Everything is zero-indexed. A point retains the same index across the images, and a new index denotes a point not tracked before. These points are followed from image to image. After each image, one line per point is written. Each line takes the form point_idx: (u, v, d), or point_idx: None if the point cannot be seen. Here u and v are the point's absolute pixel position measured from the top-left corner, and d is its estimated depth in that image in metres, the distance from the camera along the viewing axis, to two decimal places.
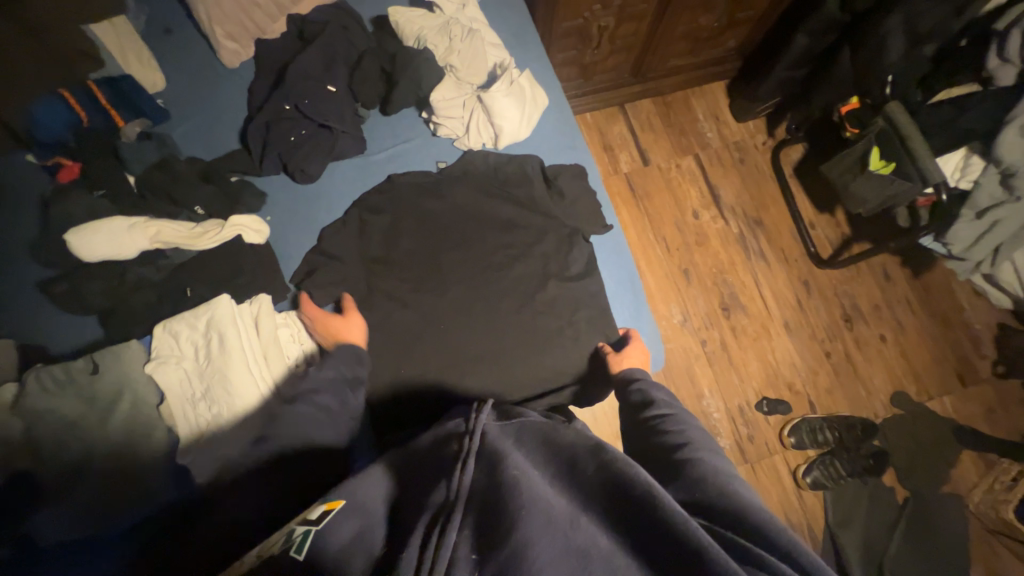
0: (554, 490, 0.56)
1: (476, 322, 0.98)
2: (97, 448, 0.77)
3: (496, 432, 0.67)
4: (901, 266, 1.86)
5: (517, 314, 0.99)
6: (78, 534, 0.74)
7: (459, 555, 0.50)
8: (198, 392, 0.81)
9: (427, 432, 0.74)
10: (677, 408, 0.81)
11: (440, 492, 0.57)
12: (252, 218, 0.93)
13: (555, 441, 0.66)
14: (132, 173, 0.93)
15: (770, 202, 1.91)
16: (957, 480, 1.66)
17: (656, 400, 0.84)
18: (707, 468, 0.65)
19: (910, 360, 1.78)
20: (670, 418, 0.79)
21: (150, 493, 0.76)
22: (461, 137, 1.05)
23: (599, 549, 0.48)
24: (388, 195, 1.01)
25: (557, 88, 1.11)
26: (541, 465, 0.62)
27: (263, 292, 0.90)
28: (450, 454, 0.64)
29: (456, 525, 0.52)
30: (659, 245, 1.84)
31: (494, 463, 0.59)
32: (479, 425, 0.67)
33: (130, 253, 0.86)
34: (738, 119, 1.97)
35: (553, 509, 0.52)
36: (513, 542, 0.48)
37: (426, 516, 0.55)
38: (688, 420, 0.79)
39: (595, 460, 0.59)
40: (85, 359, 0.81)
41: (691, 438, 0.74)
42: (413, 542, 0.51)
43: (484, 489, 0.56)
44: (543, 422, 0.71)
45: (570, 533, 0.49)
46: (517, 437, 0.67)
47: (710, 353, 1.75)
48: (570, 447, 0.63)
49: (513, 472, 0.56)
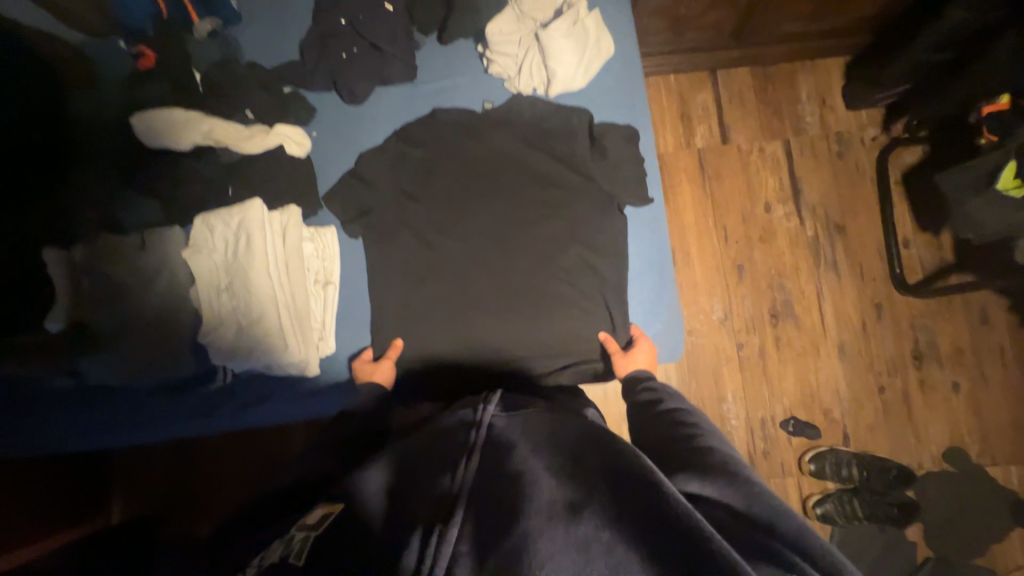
0: (556, 484, 0.60)
1: (490, 271, 0.98)
2: (136, 313, 0.91)
3: (503, 424, 0.75)
4: (1006, 311, 1.58)
5: (531, 272, 0.98)
6: (118, 378, 0.92)
7: (459, 551, 0.54)
8: (224, 283, 0.88)
9: (434, 421, 0.81)
10: (690, 403, 0.82)
11: (448, 485, 0.63)
12: (296, 130, 0.96)
13: (561, 436, 0.71)
14: (199, 71, 0.97)
15: (860, 208, 1.67)
16: (996, 556, 1.47)
17: (666, 395, 0.85)
18: (718, 459, 0.66)
19: (981, 417, 1.55)
20: (680, 414, 0.79)
21: (177, 361, 0.92)
22: (512, 78, 0.99)
23: (599, 543, 0.51)
24: (427, 128, 0.99)
25: (627, 37, 1.01)
26: (548, 453, 0.66)
27: (294, 203, 0.95)
28: (458, 446, 0.70)
29: (458, 520, 0.57)
30: (717, 234, 1.69)
31: (500, 458, 0.66)
32: (486, 417, 0.76)
33: (186, 145, 0.91)
34: (850, 106, 1.69)
35: (553, 506, 0.56)
36: (516, 537, 0.53)
37: (429, 511, 0.60)
38: (699, 414, 0.79)
39: (598, 453, 0.64)
40: (135, 235, 0.91)
41: (702, 430, 0.75)
42: (418, 532, 0.56)
43: (487, 486, 0.62)
44: (549, 415, 0.77)
45: (571, 528, 0.53)
46: (523, 428, 0.74)
47: (744, 358, 1.63)
48: (576, 441, 0.69)
49: (518, 469, 0.63)
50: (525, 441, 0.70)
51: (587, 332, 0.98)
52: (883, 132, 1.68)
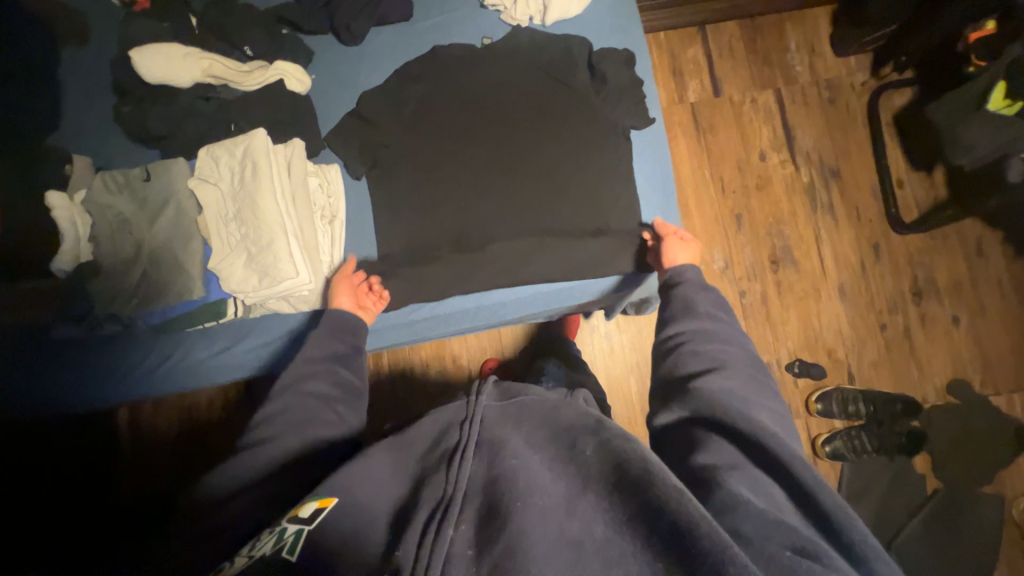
0: (551, 477, 0.55)
1: (495, 196, 0.99)
2: (144, 243, 0.90)
3: (496, 414, 0.63)
4: (1001, 243, 1.60)
5: (535, 195, 0.99)
6: (126, 309, 0.92)
7: (455, 551, 0.49)
8: (231, 213, 0.88)
9: (423, 421, 0.67)
10: (718, 322, 0.79)
11: (438, 485, 0.56)
12: (295, 66, 0.97)
13: (554, 421, 0.62)
14: (195, 14, 0.97)
15: (854, 151, 1.68)
16: (1005, 482, 1.49)
17: (698, 309, 0.81)
18: (732, 395, 0.66)
19: (982, 347, 1.58)
20: (705, 333, 0.77)
21: (186, 291, 0.91)
22: (508, 9, 1.00)
23: (592, 540, 0.48)
24: (427, 66, 1.00)
25: None
26: (541, 443, 0.60)
27: (298, 138, 0.95)
28: (448, 445, 0.61)
29: (454, 521, 0.51)
30: (713, 185, 1.69)
31: (494, 451, 0.58)
32: (477, 410, 0.63)
33: (183, 81, 0.92)
34: (838, 54, 1.70)
35: (550, 500, 0.52)
36: (509, 533, 0.48)
37: (424, 511, 0.53)
38: (726, 335, 0.78)
39: (596, 438, 0.58)
40: (140, 168, 0.92)
41: (721, 358, 0.74)
42: (410, 537, 0.50)
43: (485, 484, 0.55)
44: (544, 401, 0.66)
45: (565, 522, 0.50)
46: (518, 418, 0.63)
47: (746, 305, 1.64)
48: (569, 426, 0.61)
49: (511, 463, 0.56)
50: (521, 432, 0.61)
51: (597, 253, 0.97)
52: (874, 76, 1.68)
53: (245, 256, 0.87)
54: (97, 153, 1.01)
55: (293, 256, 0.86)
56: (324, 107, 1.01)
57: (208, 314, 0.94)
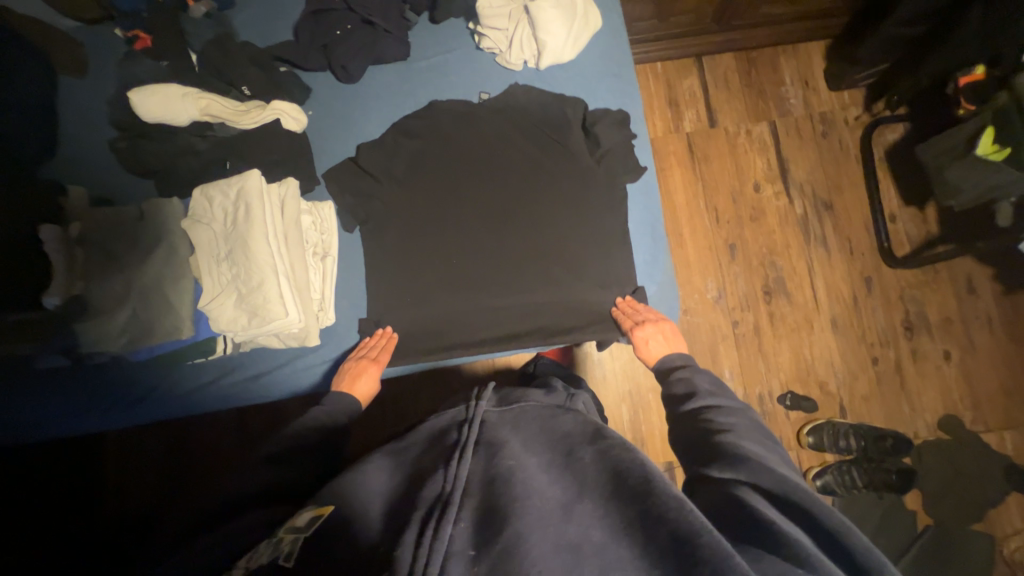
0: (549, 481, 0.54)
1: (485, 229, 1.05)
2: (135, 282, 0.94)
3: (496, 418, 0.64)
4: (991, 280, 1.62)
5: (521, 228, 1.05)
6: (112, 346, 0.94)
7: (455, 549, 0.47)
8: (222, 253, 0.91)
9: (422, 427, 0.69)
10: (725, 399, 0.79)
11: (436, 483, 0.55)
12: (292, 106, 1.02)
13: (552, 428, 0.63)
14: (195, 52, 1.04)
15: (846, 186, 1.69)
16: (995, 522, 1.47)
17: (698, 389, 0.82)
18: (749, 450, 0.65)
19: (971, 383, 1.58)
20: (713, 407, 0.78)
21: (175, 329, 0.94)
22: (503, 52, 1.08)
23: (590, 544, 0.47)
24: (423, 115, 1.06)
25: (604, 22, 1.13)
26: (539, 448, 0.60)
27: (292, 177, 1.01)
28: (448, 444, 0.61)
29: (454, 517, 0.49)
30: (708, 215, 1.68)
31: (493, 452, 0.58)
32: (478, 412, 0.64)
33: (183, 121, 0.98)
34: (832, 88, 1.72)
35: (547, 503, 0.51)
36: (509, 533, 0.47)
37: (421, 510, 0.51)
38: (733, 407, 0.77)
39: (594, 447, 0.58)
40: (134, 207, 0.96)
41: (735, 424, 0.72)
42: (406, 535, 0.48)
43: (484, 483, 0.54)
44: (543, 410, 0.67)
45: (563, 526, 0.49)
46: (516, 422, 0.64)
47: (739, 335, 1.62)
48: (567, 434, 0.61)
49: (510, 464, 0.55)
50: (520, 437, 0.61)
51: (576, 286, 1.05)
52: (865, 112, 1.71)
53: (231, 295, 0.90)
54: (93, 180, 1.02)
55: (280, 297, 0.89)
56: (321, 145, 1.07)
57: (202, 349, 0.98)
